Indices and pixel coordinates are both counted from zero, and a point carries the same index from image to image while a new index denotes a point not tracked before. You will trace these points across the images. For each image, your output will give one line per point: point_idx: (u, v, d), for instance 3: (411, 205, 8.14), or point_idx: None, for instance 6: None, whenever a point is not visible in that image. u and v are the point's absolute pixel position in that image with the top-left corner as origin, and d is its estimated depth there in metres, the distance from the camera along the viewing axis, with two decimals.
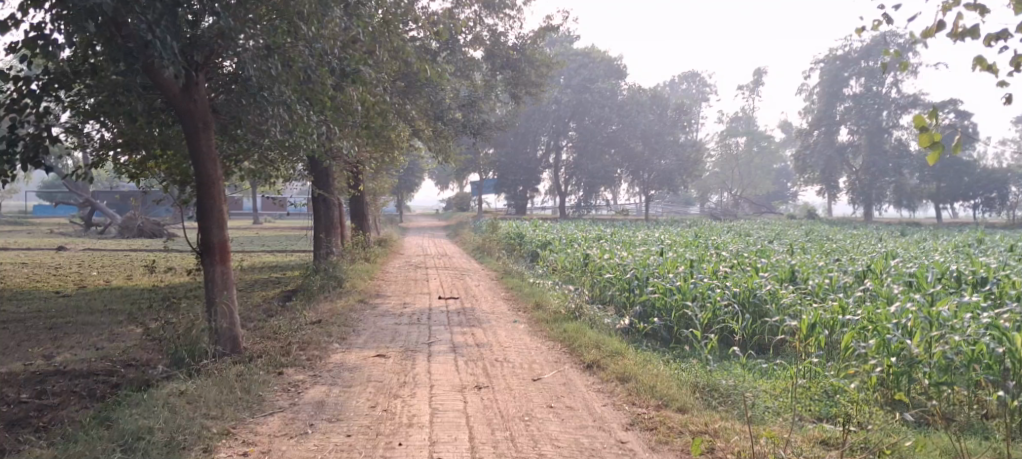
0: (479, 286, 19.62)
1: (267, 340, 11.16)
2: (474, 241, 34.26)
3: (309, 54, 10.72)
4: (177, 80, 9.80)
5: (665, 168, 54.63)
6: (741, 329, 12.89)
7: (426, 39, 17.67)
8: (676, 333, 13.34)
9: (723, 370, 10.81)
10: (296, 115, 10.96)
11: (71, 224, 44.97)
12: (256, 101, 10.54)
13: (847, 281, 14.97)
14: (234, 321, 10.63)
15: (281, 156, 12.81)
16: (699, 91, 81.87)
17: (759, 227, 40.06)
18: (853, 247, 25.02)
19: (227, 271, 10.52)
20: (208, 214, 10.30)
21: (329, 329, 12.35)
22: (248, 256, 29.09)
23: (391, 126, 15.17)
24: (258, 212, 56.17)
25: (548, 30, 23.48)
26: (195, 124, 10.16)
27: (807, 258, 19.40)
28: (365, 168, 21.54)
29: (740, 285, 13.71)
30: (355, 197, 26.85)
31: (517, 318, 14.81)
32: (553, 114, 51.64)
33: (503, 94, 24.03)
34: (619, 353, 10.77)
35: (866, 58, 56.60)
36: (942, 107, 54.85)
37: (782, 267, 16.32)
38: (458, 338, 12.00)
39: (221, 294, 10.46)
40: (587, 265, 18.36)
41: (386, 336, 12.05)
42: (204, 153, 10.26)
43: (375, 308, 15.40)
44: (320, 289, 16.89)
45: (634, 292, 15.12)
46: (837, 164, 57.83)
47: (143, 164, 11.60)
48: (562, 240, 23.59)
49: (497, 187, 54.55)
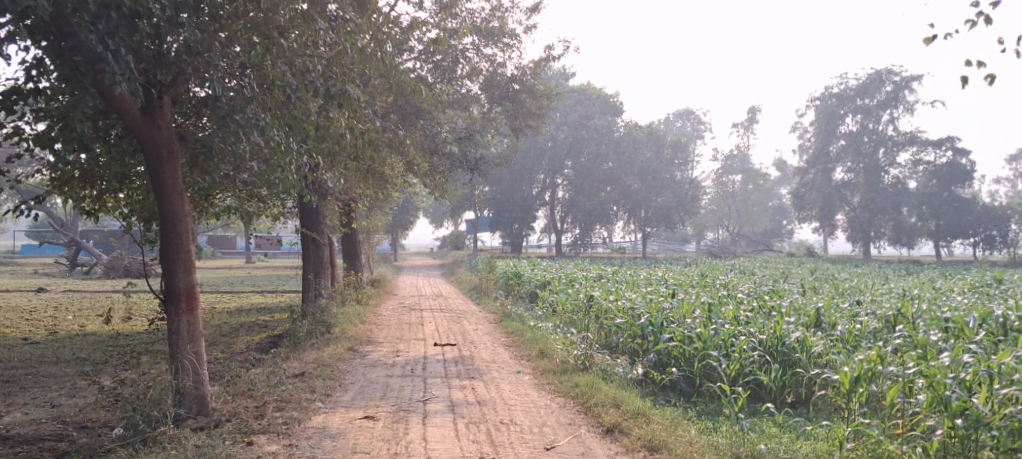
0: (477, 330, 18.39)
1: (240, 400, 9.91)
2: (470, 280, 33.01)
3: (292, 75, 9.62)
4: (135, 99, 8.66)
5: (663, 205, 53.34)
6: (771, 380, 11.65)
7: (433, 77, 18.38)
8: (697, 385, 12.18)
9: (758, 434, 9.60)
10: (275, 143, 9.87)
11: (56, 265, 43.55)
12: (225, 125, 9.17)
13: (878, 326, 13.77)
14: (201, 379, 9.32)
15: (262, 191, 11.62)
16: (694, 129, 81.13)
17: (763, 265, 38.66)
18: (866, 287, 23.76)
19: (195, 321, 9.27)
20: (172, 258, 9.08)
21: (313, 383, 11.05)
22: (234, 297, 27.75)
23: (382, 157, 14.06)
24: (248, 252, 54.74)
25: (549, 61, 22.50)
26: (158, 153, 8.94)
27: (825, 299, 18.13)
28: (356, 204, 20.36)
29: (766, 332, 12.45)
30: (346, 235, 25.64)
31: (520, 367, 13.56)
32: (549, 150, 50.69)
33: (502, 127, 22.93)
34: (642, 413, 9.54)
35: (863, 95, 55.37)
36: (941, 143, 54.28)
37: (805, 311, 15.10)
38: (455, 394, 10.67)
39: (186, 348, 9.18)
40: (591, 307, 17.12)
41: (375, 392, 10.75)
42: (169, 187, 9.04)
43: (364, 357, 14.06)
44: (307, 336, 15.58)
45: (648, 339, 13.84)
46: (836, 202, 56.03)
47: (101, 200, 10.29)
48: (562, 280, 22.30)
49: (494, 225, 53.26)
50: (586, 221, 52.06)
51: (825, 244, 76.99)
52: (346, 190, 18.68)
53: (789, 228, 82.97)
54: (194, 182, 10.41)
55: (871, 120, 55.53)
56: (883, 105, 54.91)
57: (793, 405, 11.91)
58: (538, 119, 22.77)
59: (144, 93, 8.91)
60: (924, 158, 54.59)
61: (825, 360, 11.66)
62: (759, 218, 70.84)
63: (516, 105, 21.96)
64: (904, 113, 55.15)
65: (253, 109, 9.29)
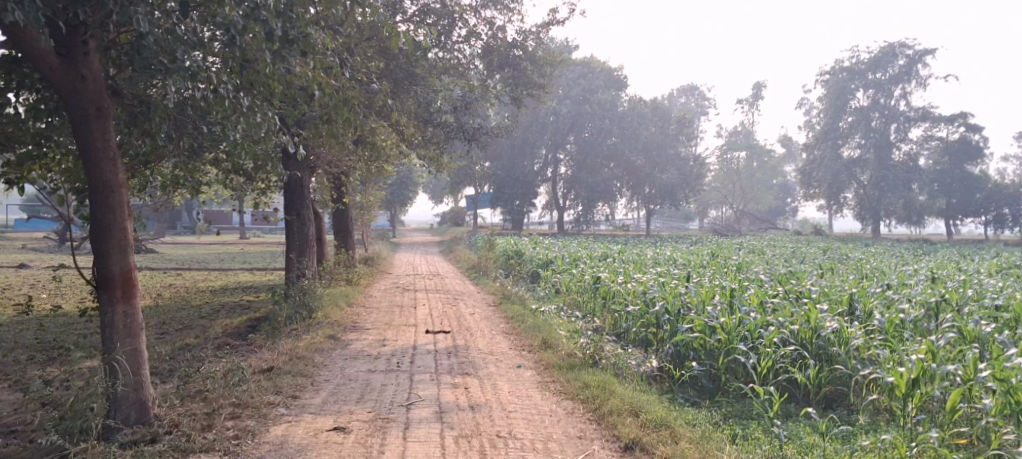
0: (474, 315, 17.00)
1: (190, 404, 8.59)
2: (469, 259, 31.58)
3: (239, 13, 8.37)
4: (46, 42, 7.34)
5: (667, 182, 51.95)
6: (806, 379, 10.19)
7: (429, 39, 17.29)
8: (722, 382, 10.72)
9: (799, 446, 8.23)
10: (221, 96, 8.70)
11: (46, 240, 41.89)
12: (155, 72, 7.75)
13: (920, 317, 12.33)
14: (141, 381, 8.00)
15: (223, 159, 10.17)
16: (698, 105, 79.42)
17: (770, 244, 37.13)
18: (887, 267, 22.47)
19: (132, 312, 7.96)
20: (105, 239, 7.76)
21: (280, 382, 9.58)
22: (223, 275, 26.22)
23: (367, 122, 12.59)
24: (242, 229, 53.02)
25: (553, 25, 20.96)
26: (84, 109, 7.65)
27: (849, 282, 16.66)
28: (349, 175, 18.97)
29: (801, 322, 10.99)
30: (338, 211, 24.14)
31: (521, 360, 12.11)
32: (551, 125, 48.85)
33: (502, 96, 21.37)
34: (665, 428, 8.18)
35: (874, 69, 53.66)
36: (954, 120, 52.58)
37: (839, 296, 13.62)
38: (445, 395, 9.26)
39: (123, 344, 7.88)
40: (598, 290, 15.70)
41: (352, 393, 9.30)
42: (100, 153, 7.72)
43: (347, 347, 12.62)
44: (287, 320, 14.21)
45: (663, 329, 12.30)
46: (844, 179, 54.26)
47: (22, 168, 8.84)
48: (565, 259, 20.90)
49: (494, 201, 51.42)
50: (589, 198, 50.63)
51: (831, 222, 75.59)
52: (333, 161, 17.40)
53: (794, 205, 81.43)
54: (134, 146, 8.94)
55: (882, 95, 53.71)
56: (894, 79, 53.13)
57: (831, 405, 10.46)
58: (541, 89, 21.27)
59: (61, 37, 7.58)
60: (936, 133, 52.84)
61: (867, 356, 10.28)
62: (764, 196, 69.24)
63: (517, 72, 20.44)
64: (917, 88, 53.36)
65: (185, 51, 7.91)
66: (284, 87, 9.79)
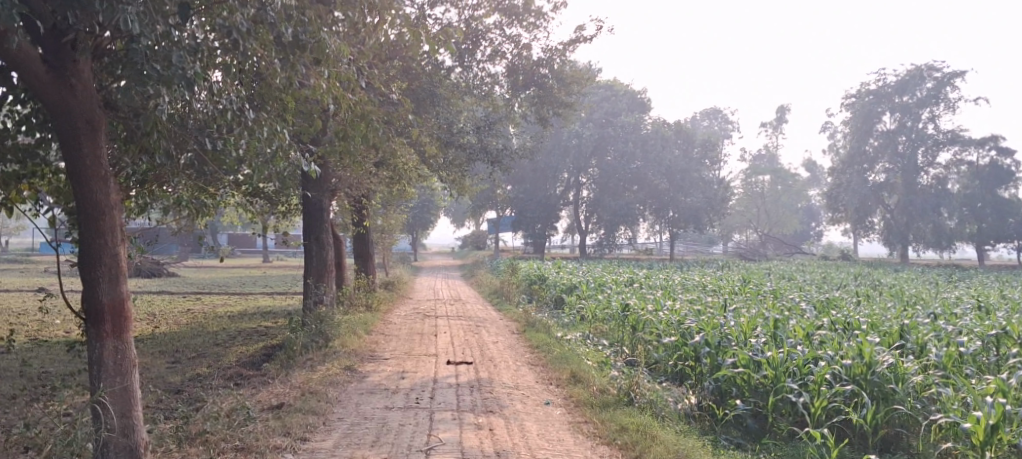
0: (496, 344, 16.15)
1: (188, 448, 7.90)
2: (491, 283, 30.86)
3: (243, 19, 7.81)
4: (32, 47, 6.77)
5: (692, 205, 50.68)
6: (863, 422, 9.29)
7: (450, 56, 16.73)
8: (768, 423, 9.88)
9: None
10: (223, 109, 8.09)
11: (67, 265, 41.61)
12: (149, 80, 7.16)
13: (981, 352, 11.33)
14: (132, 423, 7.34)
15: (234, 181, 9.53)
16: (722, 128, 78.59)
17: (796, 270, 35.88)
18: (927, 294, 21.35)
19: (123, 347, 7.30)
20: (96, 268, 7.10)
21: (291, 421, 8.84)
22: (241, 300, 25.67)
23: (388, 141, 11.97)
24: (264, 252, 52.64)
25: (579, 43, 20.32)
26: (75, 122, 7.02)
27: (891, 310, 15.72)
28: (369, 198, 18.33)
29: (852, 355, 10.05)
30: (358, 234, 23.50)
31: (548, 396, 11.30)
32: (574, 149, 47.82)
33: (527, 117, 20.73)
34: None
35: (901, 92, 52.68)
36: (984, 143, 51.18)
37: (888, 326, 12.60)
38: (468, 440, 8.44)
39: (111, 383, 7.23)
40: (626, 319, 14.82)
41: (367, 435, 8.54)
42: (91, 172, 7.07)
43: (363, 379, 11.84)
44: (303, 350, 13.49)
45: (701, 363, 11.38)
46: (871, 205, 52.96)
47: (9, 188, 8.42)
48: (590, 284, 20.07)
49: (515, 225, 50.79)
50: (611, 221, 49.74)
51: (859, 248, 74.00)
52: (354, 183, 16.74)
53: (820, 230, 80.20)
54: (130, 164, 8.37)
55: (910, 119, 52.57)
56: (921, 103, 51.91)
57: (888, 450, 9.55)
58: (568, 108, 20.61)
59: (49, 44, 7.02)
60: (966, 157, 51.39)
61: (927, 395, 9.38)
62: (790, 220, 68.07)
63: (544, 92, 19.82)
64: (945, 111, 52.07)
65: (182, 56, 7.32)
66: (297, 101, 9.22)
